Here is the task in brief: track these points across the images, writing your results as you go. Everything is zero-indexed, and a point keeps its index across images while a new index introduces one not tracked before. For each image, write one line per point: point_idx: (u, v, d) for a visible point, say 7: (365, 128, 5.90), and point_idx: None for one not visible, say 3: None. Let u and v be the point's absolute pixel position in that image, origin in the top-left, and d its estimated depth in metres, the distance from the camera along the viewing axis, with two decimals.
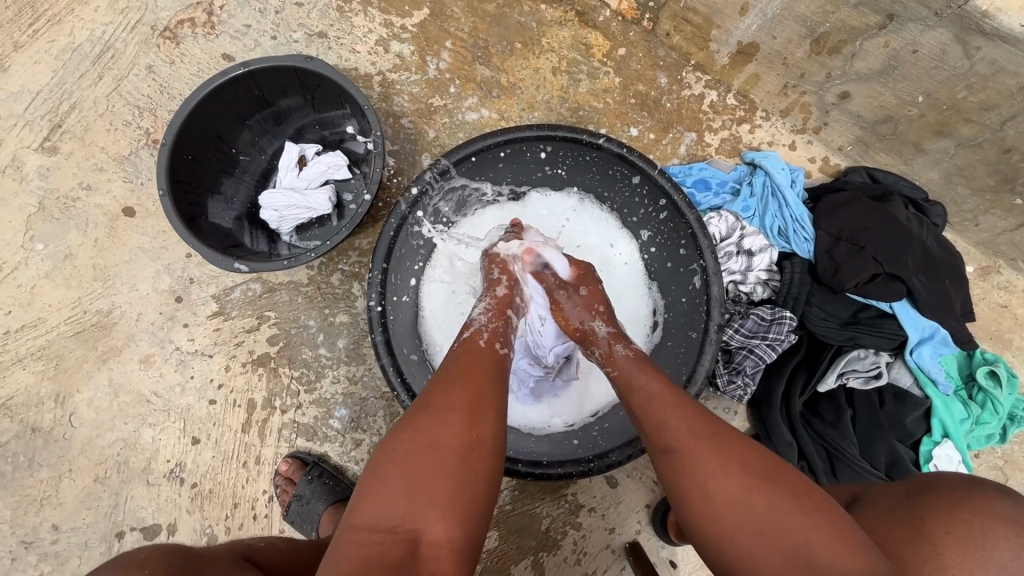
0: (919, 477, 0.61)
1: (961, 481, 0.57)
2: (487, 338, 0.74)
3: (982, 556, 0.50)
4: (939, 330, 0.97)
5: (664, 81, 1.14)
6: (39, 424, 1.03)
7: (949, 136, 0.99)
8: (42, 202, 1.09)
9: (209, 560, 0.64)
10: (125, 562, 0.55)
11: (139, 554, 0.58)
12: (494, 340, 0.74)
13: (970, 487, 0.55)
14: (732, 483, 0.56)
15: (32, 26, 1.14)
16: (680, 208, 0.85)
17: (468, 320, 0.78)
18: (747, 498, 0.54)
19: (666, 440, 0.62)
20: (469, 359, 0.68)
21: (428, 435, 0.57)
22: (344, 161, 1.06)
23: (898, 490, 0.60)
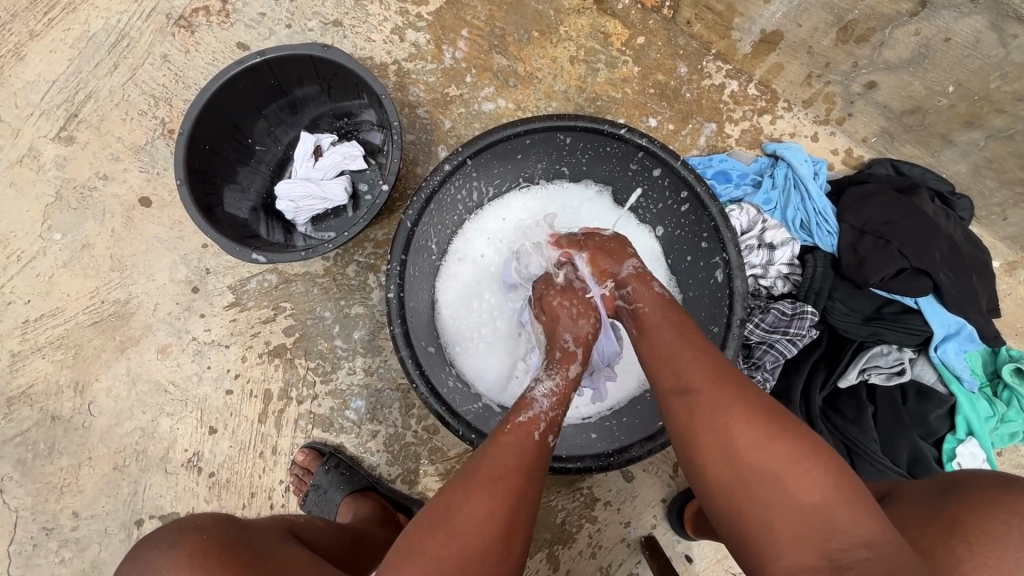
0: (947, 475, 0.59)
1: (994, 477, 0.55)
2: (543, 428, 0.66)
3: (1018, 557, 0.48)
4: (965, 326, 0.95)
5: (684, 70, 1.12)
6: (59, 413, 1.04)
7: (979, 127, 0.97)
8: (60, 191, 1.10)
9: (257, 529, 0.67)
10: (182, 528, 0.59)
11: (193, 520, 0.61)
12: (550, 431, 0.66)
13: (1005, 486, 0.53)
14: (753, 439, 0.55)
15: (48, 15, 1.13)
16: (703, 201, 0.84)
17: (530, 397, 0.69)
18: (760, 447, 0.55)
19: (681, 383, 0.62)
20: (514, 443, 0.62)
21: (460, 550, 0.52)
22: (359, 152, 1.05)
23: (930, 486, 0.59)
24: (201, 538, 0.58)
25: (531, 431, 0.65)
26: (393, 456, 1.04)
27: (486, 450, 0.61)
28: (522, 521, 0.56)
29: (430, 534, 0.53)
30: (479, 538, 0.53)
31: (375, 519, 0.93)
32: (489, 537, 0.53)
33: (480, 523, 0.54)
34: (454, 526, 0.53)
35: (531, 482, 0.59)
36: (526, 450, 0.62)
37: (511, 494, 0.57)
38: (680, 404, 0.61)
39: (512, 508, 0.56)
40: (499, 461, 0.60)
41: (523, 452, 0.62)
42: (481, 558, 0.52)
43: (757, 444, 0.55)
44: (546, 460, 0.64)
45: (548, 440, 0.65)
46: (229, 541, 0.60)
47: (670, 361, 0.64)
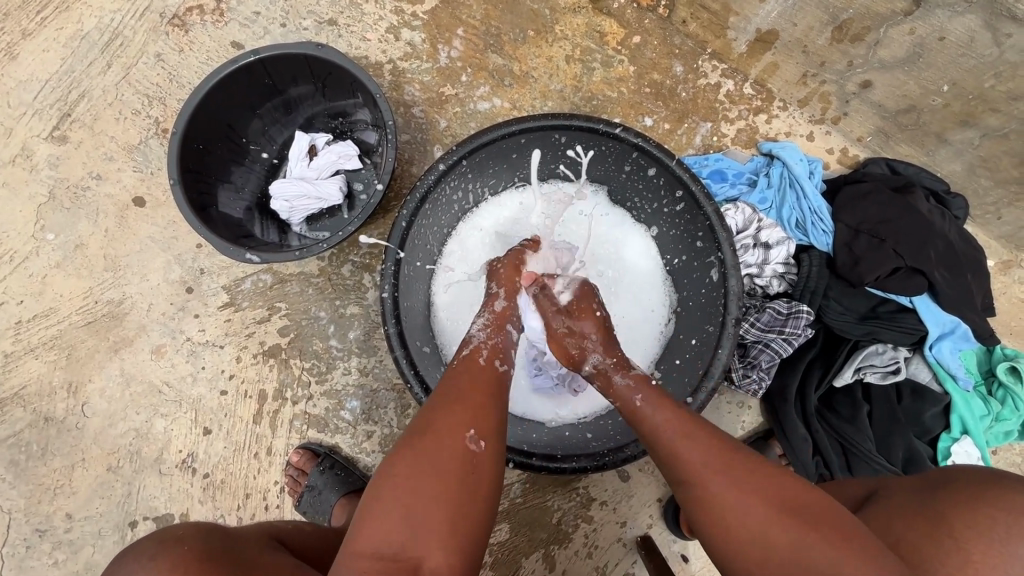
0: (934, 471, 0.60)
1: (978, 473, 0.56)
2: (486, 354, 0.71)
3: (1004, 552, 0.50)
4: (960, 325, 0.95)
5: (680, 69, 1.12)
6: (52, 414, 1.03)
7: (974, 126, 0.97)
8: (53, 191, 1.09)
9: (242, 537, 0.67)
10: (163, 540, 0.59)
11: (175, 531, 0.62)
12: (494, 356, 0.71)
13: (993, 481, 0.54)
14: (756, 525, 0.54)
15: (41, 14, 1.13)
16: (698, 200, 0.83)
17: (467, 335, 0.74)
18: (773, 536, 0.53)
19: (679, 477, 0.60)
20: (470, 377, 0.66)
21: (428, 460, 0.56)
22: (354, 151, 1.05)
23: (915, 482, 0.59)
24: (182, 549, 0.58)
25: (476, 357, 0.70)
26: None
27: (441, 382, 0.66)
28: (486, 429, 0.60)
29: (401, 455, 0.57)
30: (447, 450, 0.57)
31: None
32: (456, 446, 0.57)
33: (447, 441, 0.57)
34: (421, 442, 0.57)
35: (490, 401, 0.64)
36: (478, 376, 0.67)
37: (477, 419, 0.60)
38: (691, 497, 0.59)
39: (476, 423, 0.60)
40: (452, 390, 0.64)
41: (474, 377, 0.67)
42: (451, 463, 0.56)
43: (770, 536, 0.53)
44: (500, 380, 0.68)
45: (496, 362, 0.71)
46: (212, 550, 0.60)
47: (669, 450, 0.62)
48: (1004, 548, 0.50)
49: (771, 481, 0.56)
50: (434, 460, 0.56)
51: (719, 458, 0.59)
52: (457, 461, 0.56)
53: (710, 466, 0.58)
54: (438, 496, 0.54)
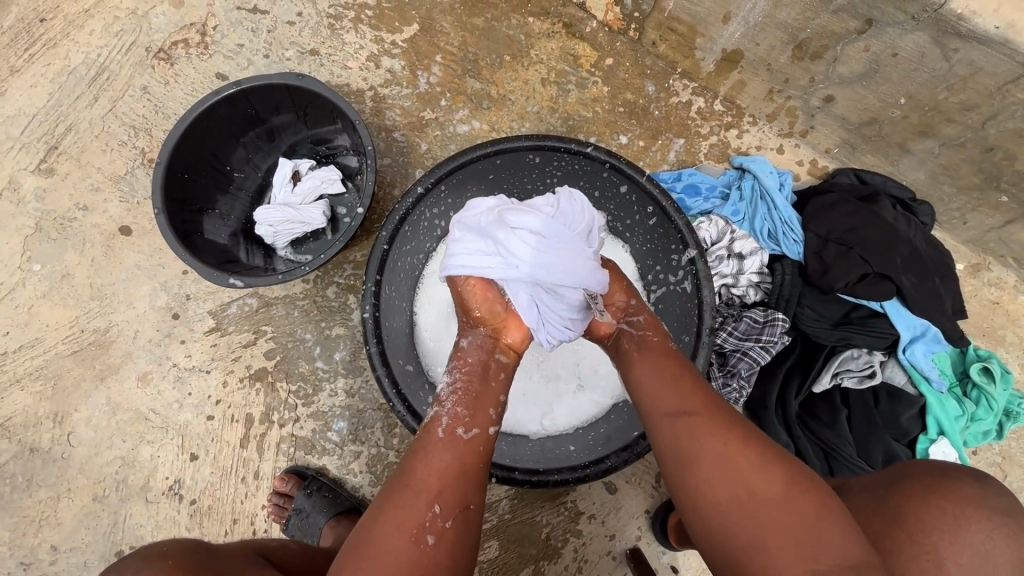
0: (896, 467, 0.66)
1: (934, 467, 0.64)
2: (447, 424, 0.68)
3: (957, 541, 0.57)
4: (930, 328, 0.98)
5: (652, 89, 1.16)
6: (38, 445, 1.03)
7: (932, 136, 1.01)
8: (39, 222, 1.11)
9: (225, 553, 0.68)
10: (145, 554, 0.60)
11: (159, 546, 0.63)
12: (457, 425, 0.67)
13: (943, 476, 0.62)
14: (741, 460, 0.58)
15: (29, 50, 1.16)
16: (669, 214, 0.86)
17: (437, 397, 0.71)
18: (738, 474, 0.57)
19: (671, 407, 0.64)
20: (425, 459, 0.64)
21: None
22: (337, 175, 1.07)
23: (875, 478, 0.66)
24: (167, 564, 0.59)
25: (434, 430, 0.67)
26: (376, 476, 1.04)
27: (394, 470, 0.64)
28: (442, 514, 0.60)
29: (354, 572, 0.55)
30: (399, 560, 0.56)
31: None
32: (409, 553, 0.57)
33: (401, 546, 0.57)
34: (376, 558, 0.56)
35: (449, 489, 0.62)
36: (439, 450, 0.65)
37: (419, 501, 0.60)
38: (673, 433, 0.62)
39: (433, 516, 0.59)
40: (404, 476, 0.63)
41: (431, 451, 0.65)
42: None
43: (754, 472, 0.57)
44: (461, 454, 0.65)
45: (458, 432, 0.67)
46: (197, 563, 0.61)
47: (656, 384, 0.67)
48: (956, 535, 0.57)
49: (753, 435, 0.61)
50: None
51: (711, 407, 0.63)
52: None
53: (707, 408, 0.63)
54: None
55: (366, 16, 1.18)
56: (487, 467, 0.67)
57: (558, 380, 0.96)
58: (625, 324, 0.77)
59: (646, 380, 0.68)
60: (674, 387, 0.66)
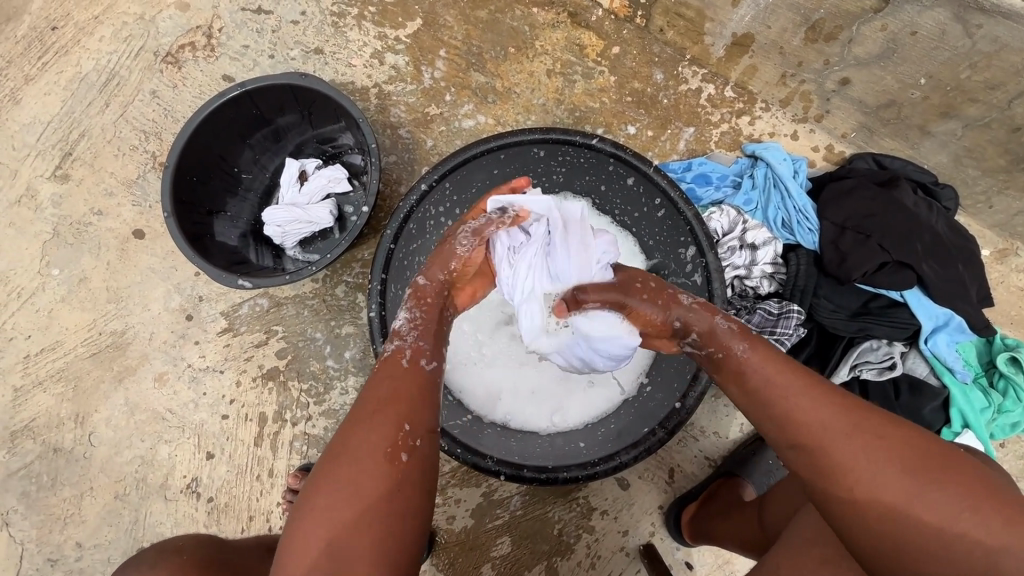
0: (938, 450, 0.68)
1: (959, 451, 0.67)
2: (410, 355, 0.65)
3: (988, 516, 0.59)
4: (954, 317, 0.94)
5: (661, 77, 1.14)
6: (61, 445, 1.06)
7: (955, 117, 0.97)
8: (56, 228, 1.13)
9: (234, 550, 0.74)
10: (161, 549, 0.67)
11: (172, 543, 0.69)
12: (418, 355, 0.65)
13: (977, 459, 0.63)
14: (883, 469, 0.52)
15: (42, 59, 1.18)
16: (678, 205, 0.84)
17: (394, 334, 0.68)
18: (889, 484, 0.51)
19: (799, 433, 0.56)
20: (386, 387, 0.61)
21: (343, 506, 0.54)
22: (343, 174, 1.08)
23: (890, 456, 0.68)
24: (181, 559, 0.66)
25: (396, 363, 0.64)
26: None
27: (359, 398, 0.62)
28: (411, 436, 0.58)
29: (321, 484, 0.55)
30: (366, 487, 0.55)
31: None
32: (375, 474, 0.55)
33: (362, 464, 0.55)
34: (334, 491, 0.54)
35: (417, 411, 0.60)
36: (393, 375, 0.63)
37: (385, 425, 0.58)
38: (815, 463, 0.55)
39: (392, 438, 0.57)
40: (364, 408, 0.60)
41: (390, 379, 0.62)
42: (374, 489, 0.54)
43: (915, 501, 0.50)
44: (416, 382, 0.62)
45: (421, 363, 0.65)
46: (205, 561, 0.67)
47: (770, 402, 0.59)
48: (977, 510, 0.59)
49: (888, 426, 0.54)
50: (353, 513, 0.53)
51: (846, 427, 0.54)
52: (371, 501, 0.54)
53: (831, 419, 0.55)
54: (367, 541, 0.52)
55: (370, 13, 1.17)
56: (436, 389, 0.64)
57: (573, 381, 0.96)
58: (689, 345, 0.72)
59: (753, 406, 0.61)
60: (793, 403, 0.58)
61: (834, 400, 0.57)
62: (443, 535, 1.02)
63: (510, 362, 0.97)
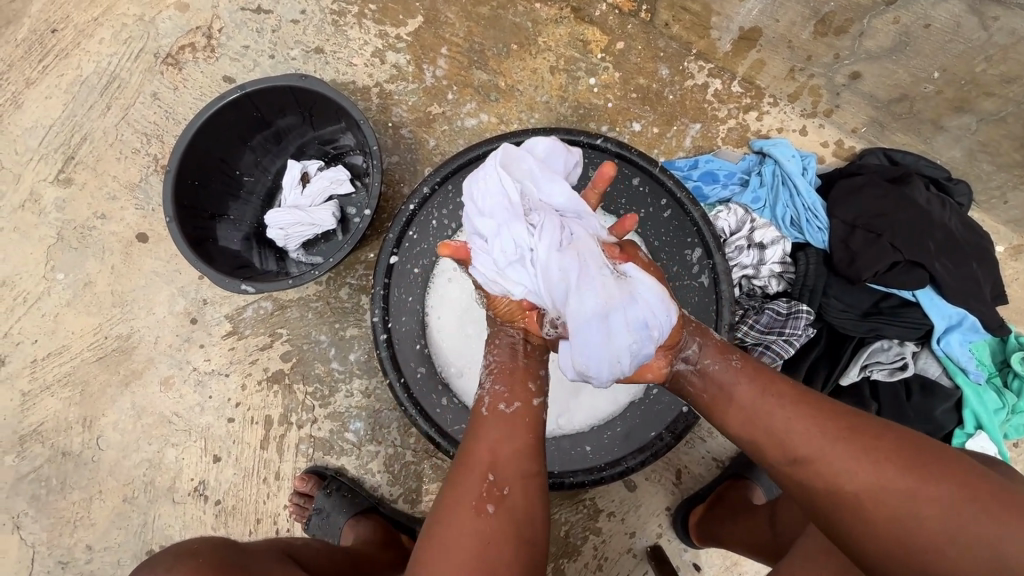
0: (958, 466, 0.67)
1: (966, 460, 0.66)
2: (490, 402, 0.67)
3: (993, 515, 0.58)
4: (968, 317, 0.92)
5: (666, 72, 1.11)
6: (69, 448, 1.06)
7: (969, 112, 0.95)
8: (60, 232, 1.13)
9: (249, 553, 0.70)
10: (176, 553, 0.63)
11: (188, 545, 0.65)
12: (498, 400, 0.67)
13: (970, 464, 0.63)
14: (864, 468, 0.52)
15: (42, 62, 1.17)
16: (684, 205, 0.83)
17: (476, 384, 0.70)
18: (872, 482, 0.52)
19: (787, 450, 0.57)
20: (478, 437, 0.64)
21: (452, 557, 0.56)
22: (346, 175, 1.07)
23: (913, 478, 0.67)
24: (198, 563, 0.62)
25: (478, 411, 0.67)
26: (394, 475, 1.05)
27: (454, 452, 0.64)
28: (501, 484, 0.60)
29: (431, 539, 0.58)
30: (471, 536, 0.57)
31: (377, 541, 0.95)
32: (472, 532, 0.57)
33: (460, 524, 0.57)
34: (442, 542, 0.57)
35: (503, 458, 0.62)
36: (476, 428, 0.65)
37: (478, 472, 0.60)
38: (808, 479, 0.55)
39: (481, 493, 0.59)
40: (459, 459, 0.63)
41: (473, 435, 0.65)
42: (473, 547, 0.56)
43: (904, 500, 0.50)
44: (508, 429, 0.65)
45: (501, 407, 0.66)
46: (224, 562, 0.64)
47: (757, 422, 0.59)
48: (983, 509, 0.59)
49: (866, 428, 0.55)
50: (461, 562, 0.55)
51: (836, 440, 0.54)
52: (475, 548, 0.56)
53: (813, 429, 0.56)
54: None
55: (370, 11, 1.16)
56: (533, 434, 0.65)
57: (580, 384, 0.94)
58: (680, 364, 0.67)
59: (742, 428, 0.60)
60: (777, 420, 0.58)
61: (822, 415, 0.57)
62: None
63: None
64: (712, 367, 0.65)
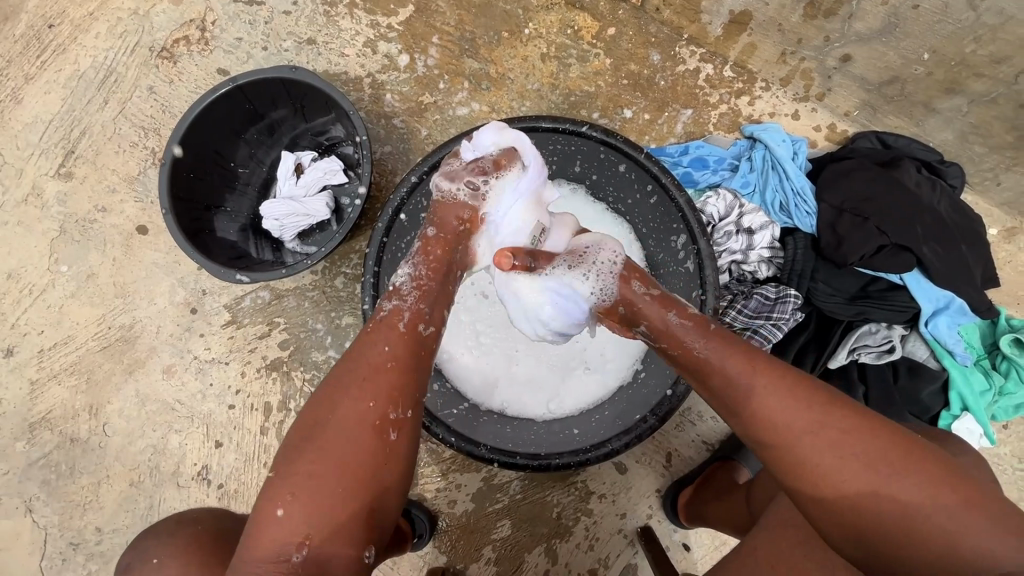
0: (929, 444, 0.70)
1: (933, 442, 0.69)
2: (408, 319, 0.67)
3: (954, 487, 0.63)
4: (955, 300, 0.93)
5: (658, 58, 1.11)
6: (77, 435, 1.10)
7: (960, 93, 0.95)
8: (63, 225, 1.15)
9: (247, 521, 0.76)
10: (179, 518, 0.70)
11: (190, 514, 0.72)
12: (417, 320, 0.67)
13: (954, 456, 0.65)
14: (843, 461, 0.53)
15: (40, 57, 1.19)
16: (669, 190, 0.84)
17: (395, 288, 0.69)
18: (850, 473, 0.53)
19: (768, 432, 0.57)
20: (386, 351, 0.63)
21: (335, 468, 0.57)
22: (339, 166, 1.08)
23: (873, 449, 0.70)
24: (196, 527, 0.68)
25: (394, 323, 0.66)
26: None
27: (350, 359, 0.63)
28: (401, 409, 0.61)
29: (311, 449, 0.58)
30: (358, 454, 0.58)
31: None
32: (360, 445, 0.58)
33: (349, 433, 0.58)
34: (323, 451, 0.57)
35: (406, 385, 0.63)
36: (388, 341, 0.64)
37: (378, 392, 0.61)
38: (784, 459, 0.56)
39: (376, 410, 0.60)
40: (359, 370, 0.62)
41: (383, 345, 0.64)
42: (360, 463, 0.58)
43: (880, 493, 0.52)
44: (416, 351, 0.65)
45: (419, 328, 0.67)
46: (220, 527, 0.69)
47: (743, 401, 0.59)
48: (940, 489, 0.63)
49: (856, 422, 0.55)
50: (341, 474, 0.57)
51: (840, 430, 0.54)
52: (364, 467, 0.58)
53: (796, 415, 0.56)
54: (351, 507, 0.57)
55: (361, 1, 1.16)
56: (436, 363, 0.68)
57: (568, 371, 0.97)
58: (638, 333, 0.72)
59: (725, 403, 0.61)
60: (760, 398, 0.58)
61: (806, 399, 0.57)
62: (445, 519, 1.04)
63: (507, 349, 0.98)
64: (696, 348, 0.65)
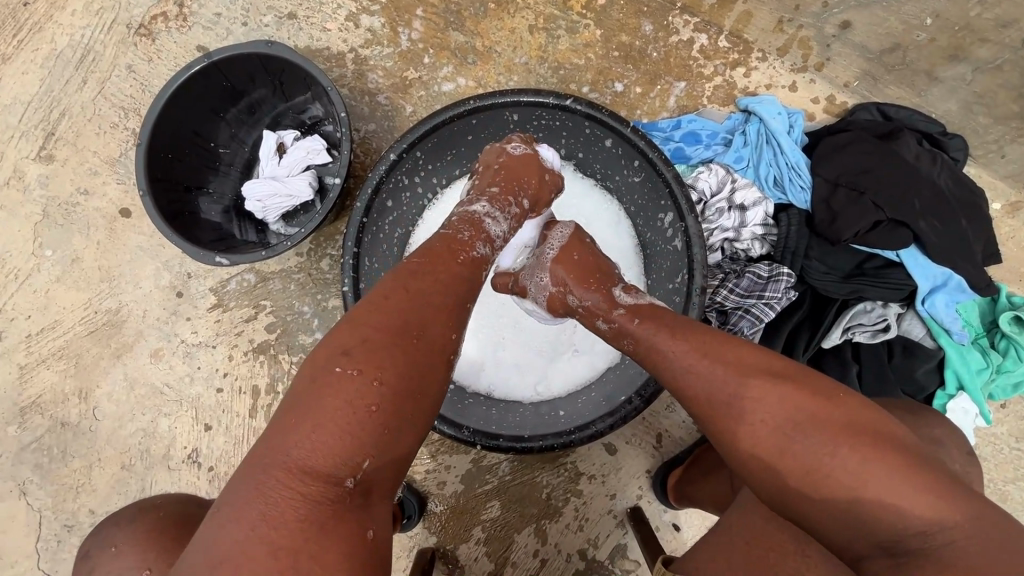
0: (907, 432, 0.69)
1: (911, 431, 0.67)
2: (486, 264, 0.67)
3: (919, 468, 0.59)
4: (953, 276, 0.90)
5: (650, 28, 1.07)
6: (67, 419, 1.10)
7: (964, 60, 0.92)
8: (46, 209, 1.14)
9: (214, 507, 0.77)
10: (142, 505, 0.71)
11: (156, 500, 0.73)
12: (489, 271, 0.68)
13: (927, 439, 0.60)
14: (762, 430, 0.51)
15: (16, 36, 1.16)
16: (656, 165, 0.81)
17: (490, 231, 0.70)
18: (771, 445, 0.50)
19: (703, 404, 0.55)
20: (466, 284, 0.62)
21: (410, 385, 0.52)
22: (322, 145, 1.05)
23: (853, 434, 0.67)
24: (156, 514, 0.69)
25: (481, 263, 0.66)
26: None
27: (428, 278, 0.59)
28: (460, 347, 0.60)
29: (387, 357, 0.52)
30: (429, 377, 0.54)
31: None
32: (438, 375, 0.55)
33: (434, 360, 0.55)
34: (403, 364, 0.52)
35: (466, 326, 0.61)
36: (474, 277, 0.63)
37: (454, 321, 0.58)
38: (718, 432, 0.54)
39: (455, 344, 0.58)
40: (437, 292, 0.59)
41: (467, 280, 0.62)
42: (430, 395, 0.54)
43: (800, 464, 0.48)
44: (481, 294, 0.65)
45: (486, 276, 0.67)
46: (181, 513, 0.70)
47: (681, 377, 0.58)
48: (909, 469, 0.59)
49: (774, 390, 0.51)
50: (413, 395, 0.52)
51: (757, 399, 0.51)
52: (431, 391, 0.54)
53: (719, 387, 0.54)
54: (408, 433, 0.52)
55: None
56: None
57: (556, 354, 0.95)
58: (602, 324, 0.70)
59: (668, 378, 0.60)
60: (690, 375, 0.57)
61: (727, 372, 0.54)
62: (434, 501, 1.04)
63: (494, 333, 0.97)
64: (629, 343, 0.66)
